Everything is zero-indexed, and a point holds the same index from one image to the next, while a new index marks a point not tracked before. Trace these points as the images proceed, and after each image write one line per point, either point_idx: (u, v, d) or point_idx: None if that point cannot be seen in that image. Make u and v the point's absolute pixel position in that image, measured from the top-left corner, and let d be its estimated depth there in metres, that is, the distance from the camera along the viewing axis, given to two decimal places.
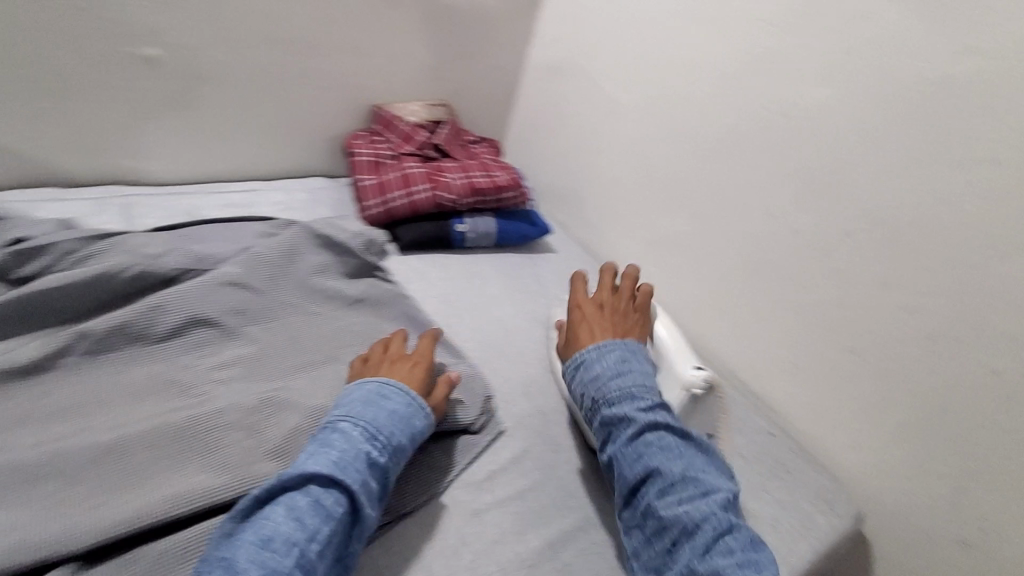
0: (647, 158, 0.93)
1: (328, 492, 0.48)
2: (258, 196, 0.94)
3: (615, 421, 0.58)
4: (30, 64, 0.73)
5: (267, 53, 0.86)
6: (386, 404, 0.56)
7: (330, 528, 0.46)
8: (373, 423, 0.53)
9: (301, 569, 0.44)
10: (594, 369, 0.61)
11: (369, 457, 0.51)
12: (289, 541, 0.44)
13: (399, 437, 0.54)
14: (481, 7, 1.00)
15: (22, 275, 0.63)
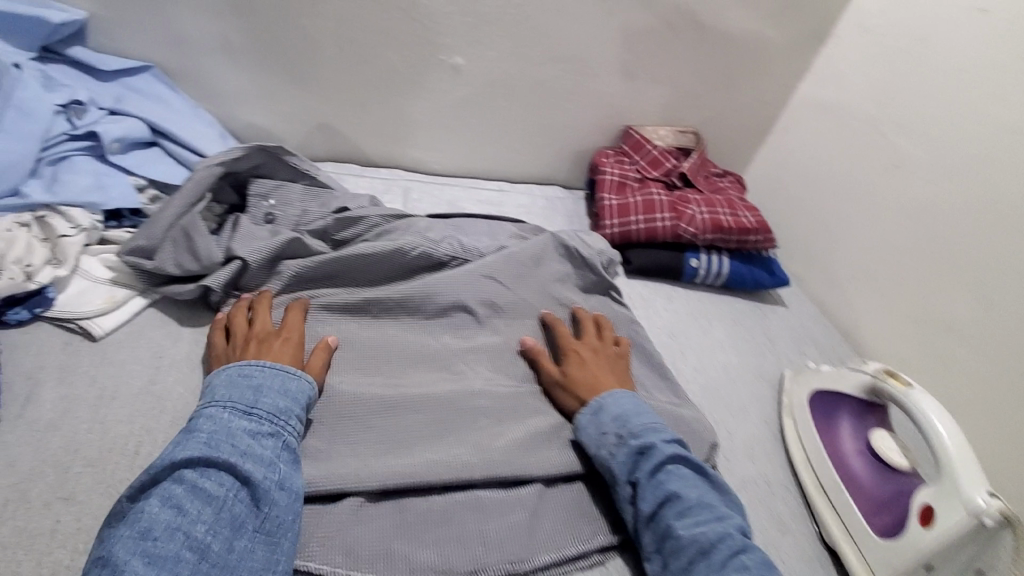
0: (932, 227, 0.81)
1: (204, 475, 0.46)
2: (506, 197, 1.02)
3: (638, 451, 0.56)
4: (367, 64, 0.88)
5: (547, 69, 0.93)
6: (615, 409, 0.60)
7: (212, 506, 0.44)
8: (250, 398, 0.52)
9: (193, 552, 0.42)
10: (618, 402, 0.61)
11: (254, 436, 0.50)
12: (169, 527, 0.42)
13: (288, 411, 0.53)
14: (761, 38, 0.95)
15: (340, 237, 0.75)
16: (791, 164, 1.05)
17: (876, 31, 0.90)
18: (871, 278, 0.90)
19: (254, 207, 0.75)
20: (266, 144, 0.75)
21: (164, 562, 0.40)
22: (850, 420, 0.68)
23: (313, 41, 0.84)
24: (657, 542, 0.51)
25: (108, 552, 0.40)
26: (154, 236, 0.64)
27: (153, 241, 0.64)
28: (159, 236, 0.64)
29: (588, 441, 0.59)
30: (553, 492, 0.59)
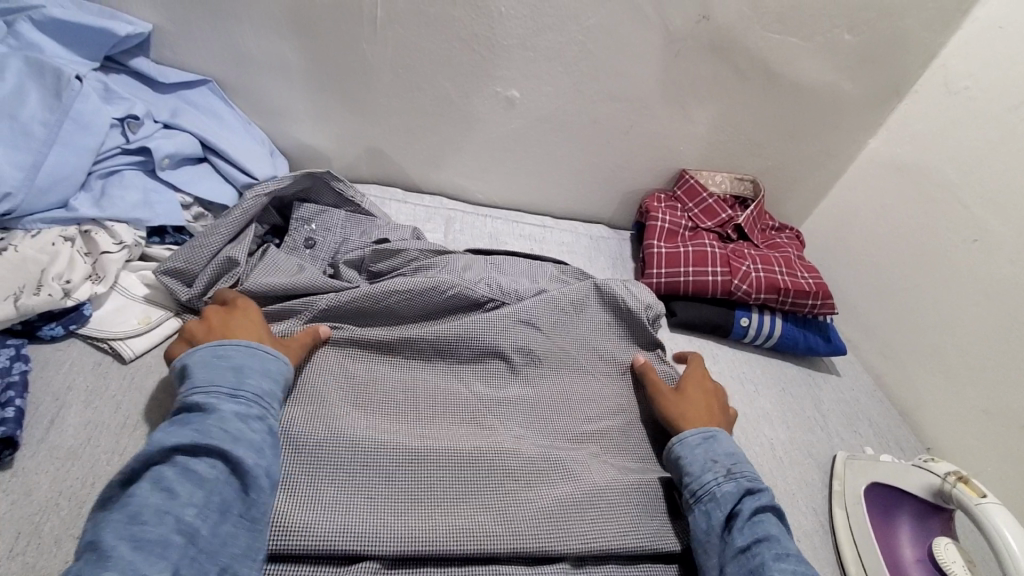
0: (1015, 311, 0.74)
1: (198, 458, 0.44)
2: (549, 233, 0.99)
3: (747, 490, 0.55)
4: (422, 91, 0.87)
5: (604, 107, 0.90)
6: (728, 447, 0.60)
7: (207, 488, 0.43)
8: (233, 380, 0.49)
9: (183, 537, 0.40)
10: (728, 440, 0.61)
11: (246, 417, 0.48)
12: (162, 513, 0.40)
13: (275, 394, 0.51)
14: (834, 90, 0.90)
15: (376, 269, 0.73)
16: (855, 223, 0.99)
17: (964, 93, 0.84)
18: (937, 356, 0.84)
19: (294, 232, 0.75)
20: (312, 169, 0.75)
21: (155, 549, 0.38)
22: (913, 525, 0.62)
23: (370, 65, 0.83)
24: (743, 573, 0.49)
25: (94, 539, 0.38)
26: (196, 260, 0.63)
27: (192, 264, 0.64)
28: (203, 261, 0.64)
29: (693, 462, 0.58)
30: (580, 572, 0.54)
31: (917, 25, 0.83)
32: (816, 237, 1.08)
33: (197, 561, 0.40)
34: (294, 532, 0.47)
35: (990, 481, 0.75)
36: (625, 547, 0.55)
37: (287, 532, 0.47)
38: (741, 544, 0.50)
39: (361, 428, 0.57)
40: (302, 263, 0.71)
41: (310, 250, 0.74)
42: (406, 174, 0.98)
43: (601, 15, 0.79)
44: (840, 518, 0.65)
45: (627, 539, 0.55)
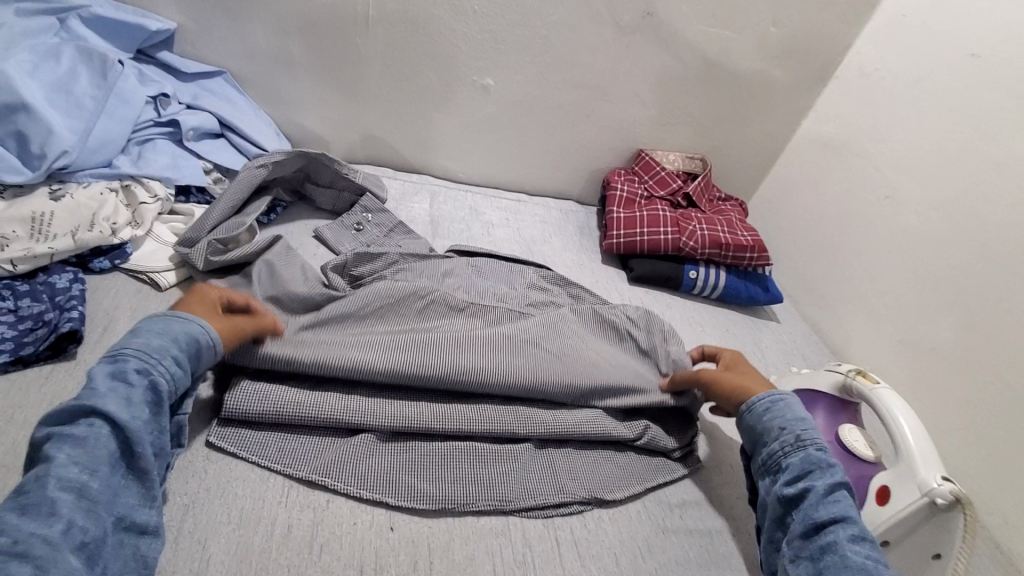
0: (920, 252, 0.86)
1: (80, 421, 0.43)
2: (523, 206, 1.12)
3: (822, 463, 0.53)
4: (409, 80, 1.00)
5: (568, 94, 1.03)
6: (801, 412, 0.58)
7: (97, 451, 0.42)
8: (123, 343, 0.48)
9: (75, 492, 0.40)
10: (800, 406, 0.59)
11: (124, 373, 0.46)
12: (50, 477, 0.40)
13: (165, 347, 0.49)
14: (766, 76, 1.05)
15: (358, 272, 0.77)
16: (791, 194, 1.13)
17: (875, 74, 0.98)
18: (861, 300, 0.96)
19: (352, 213, 0.88)
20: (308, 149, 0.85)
21: (50, 511, 0.39)
22: (823, 417, 0.71)
23: (365, 58, 0.97)
24: (813, 549, 0.48)
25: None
26: (200, 229, 0.72)
27: (199, 232, 0.72)
28: (209, 228, 0.73)
29: (764, 431, 0.58)
30: (541, 451, 0.64)
31: (830, 19, 0.98)
32: (760, 210, 1.22)
33: (94, 512, 0.41)
34: (301, 406, 0.57)
35: (906, 400, 0.87)
36: (579, 433, 0.65)
37: (297, 407, 0.57)
38: (816, 522, 0.49)
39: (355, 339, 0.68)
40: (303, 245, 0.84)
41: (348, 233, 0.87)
42: (395, 156, 1.11)
43: (560, 13, 0.93)
44: None
45: (576, 427, 0.65)
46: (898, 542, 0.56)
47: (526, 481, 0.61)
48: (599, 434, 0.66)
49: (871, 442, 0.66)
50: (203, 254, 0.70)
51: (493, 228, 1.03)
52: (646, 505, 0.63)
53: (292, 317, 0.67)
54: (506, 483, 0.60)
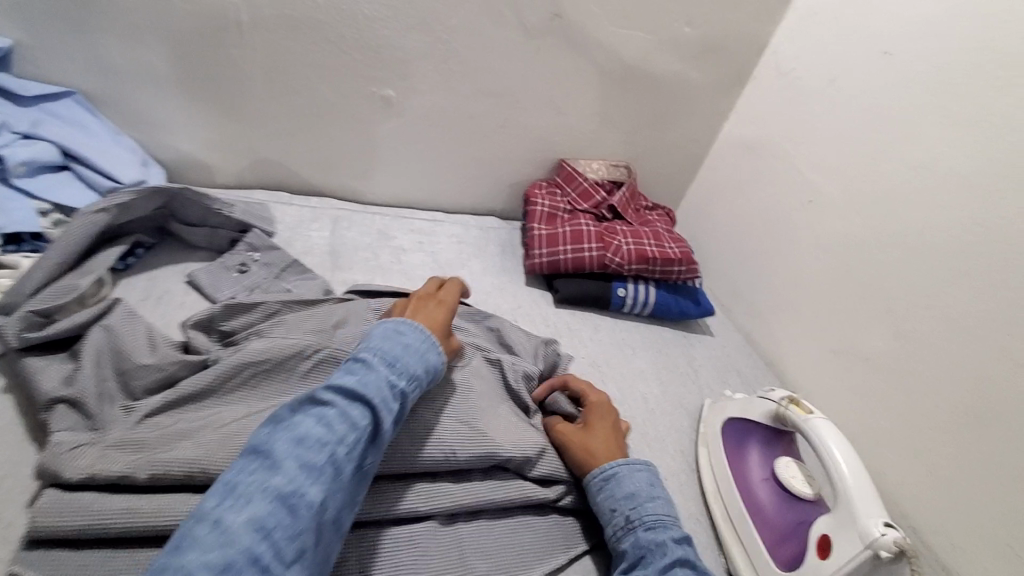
0: (847, 258, 0.83)
1: (351, 405, 0.46)
2: (440, 227, 1.03)
3: (648, 545, 0.52)
4: (297, 94, 0.89)
5: (479, 103, 0.95)
6: (628, 486, 0.57)
7: (356, 439, 0.45)
8: (397, 351, 0.52)
9: (335, 471, 0.43)
10: (633, 476, 0.58)
11: (397, 383, 0.50)
12: (322, 441, 0.42)
13: (417, 371, 0.52)
14: (684, 79, 1.01)
15: (229, 328, 0.66)
16: (718, 199, 1.10)
17: (792, 74, 0.95)
18: (792, 308, 0.92)
19: (235, 254, 0.77)
20: (168, 185, 0.72)
21: (315, 473, 0.41)
22: (759, 449, 0.66)
23: (242, 71, 0.85)
24: None
25: (260, 443, 0.42)
26: (18, 292, 0.59)
27: (17, 297, 0.59)
28: (32, 289, 0.59)
29: (600, 514, 0.57)
30: (450, 527, 0.55)
31: (745, 18, 0.95)
32: (690, 216, 1.18)
33: (335, 497, 0.43)
34: (133, 511, 0.47)
35: (840, 412, 0.83)
36: (492, 500, 0.56)
37: (128, 513, 0.46)
38: None
39: (221, 412, 0.56)
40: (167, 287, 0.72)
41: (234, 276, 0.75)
42: (292, 178, 0.99)
43: (461, 15, 0.85)
44: (703, 454, 0.70)
45: (488, 495, 0.56)
46: None
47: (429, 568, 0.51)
48: (513, 498, 0.58)
49: (809, 476, 0.61)
50: (15, 328, 0.56)
51: (404, 254, 0.93)
52: None
53: (133, 382, 0.57)
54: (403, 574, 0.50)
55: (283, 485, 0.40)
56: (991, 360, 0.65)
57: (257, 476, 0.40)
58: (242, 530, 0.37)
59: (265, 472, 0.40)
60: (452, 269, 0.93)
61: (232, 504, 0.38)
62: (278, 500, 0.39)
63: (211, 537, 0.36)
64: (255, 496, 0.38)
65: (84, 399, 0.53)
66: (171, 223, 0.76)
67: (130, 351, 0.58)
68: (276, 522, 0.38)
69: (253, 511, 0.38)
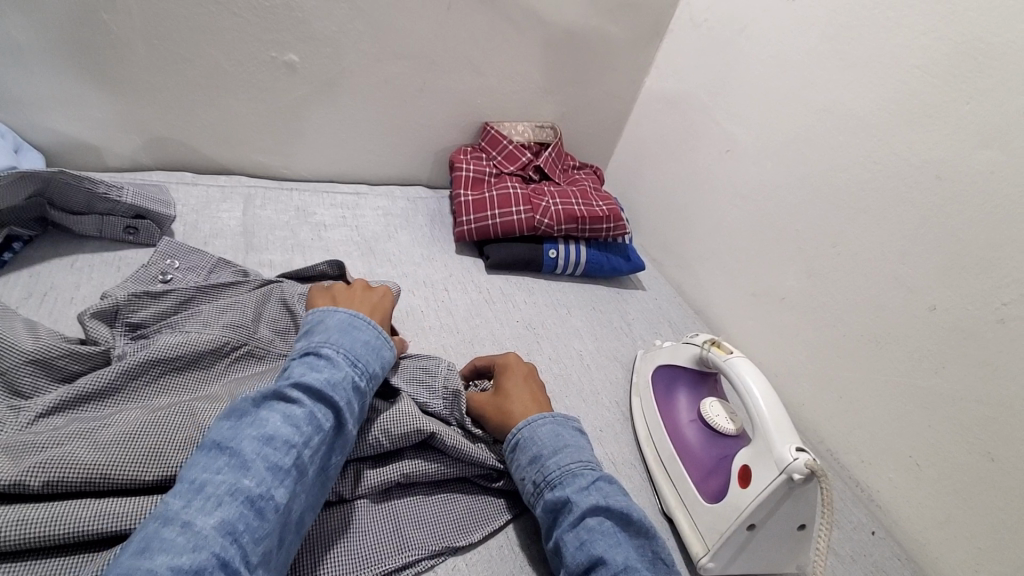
0: (763, 204, 0.86)
1: (317, 405, 0.46)
2: (363, 199, 0.98)
3: (558, 504, 0.51)
4: (188, 62, 0.81)
5: (392, 66, 0.91)
6: (532, 449, 0.55)
7: (320, 440, 0.45)
8: (357, 350, 0.52)
9: (298, 472, 0.43)
10: (529, 432, 0.57)
11: (353, 385, 0.50)
12: (289, 441, 0.43)
13: (377, 368, 0.53)
14: (602, 33, 1.00)
15: (136, 320, 0.61)
16: (643, 155, 1.11)
17: (705, 25, 0.95)
18: (717, 256, 0.95)
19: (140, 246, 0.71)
20: (41, 169, 0.65)
21: (281, 475, 0.42)
22: (687, 392, 0.68)
23: (119, 39, 0.76)
24: None
25: (223, 441, 0.42)
26: None
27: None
28: None
29: (514, 481, 0.56)
30: (382, 505, 0.54)
31: None
32: (619, 174, 1.19)
33: (298, 497, 0.43)
34: (25, 522, 0.42)
35: (763, 352, 0.87)
36: (426, 473, 0.56)
37: (21, 526, 0.41)
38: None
39: (122, 413, 0.52)
40: (53, 283, 0.65)
41: (116, 269, 0.70)
42: (195, 157, 0.91)
43: None
44: (636, 403, 0.72)
45: (420, 467, 0.55)
46: (765, 522, 0.53)
47: (365, 547, 0.50)
48: (452, 468, 0.57)
49: (731, 413, 0.64)
50: None
51: (325, 230, 0.89)
52: (509, 535, 0.57)
53: (21, 377, 0.52)
54: (333, 554, 0.49)
55: (252, 487, 0.40)
56: (890, 289, 0.70)
57: (224, 478, 0.40)
58: (212, 534, 0.37)
59: (233, 471, 0.40)
60: (378, 242, 0.90)
61: (199, 508, 0.38)
62: (248, 502, 0.39)
63: (179, 544, 0.36)
64: (224, 497, 0.39)
65: None
66: (50, 212, 0.69)
67: (15, 345, 0.52)
68: (245, 525, 0.39)
69: (224, 514, 0.38)
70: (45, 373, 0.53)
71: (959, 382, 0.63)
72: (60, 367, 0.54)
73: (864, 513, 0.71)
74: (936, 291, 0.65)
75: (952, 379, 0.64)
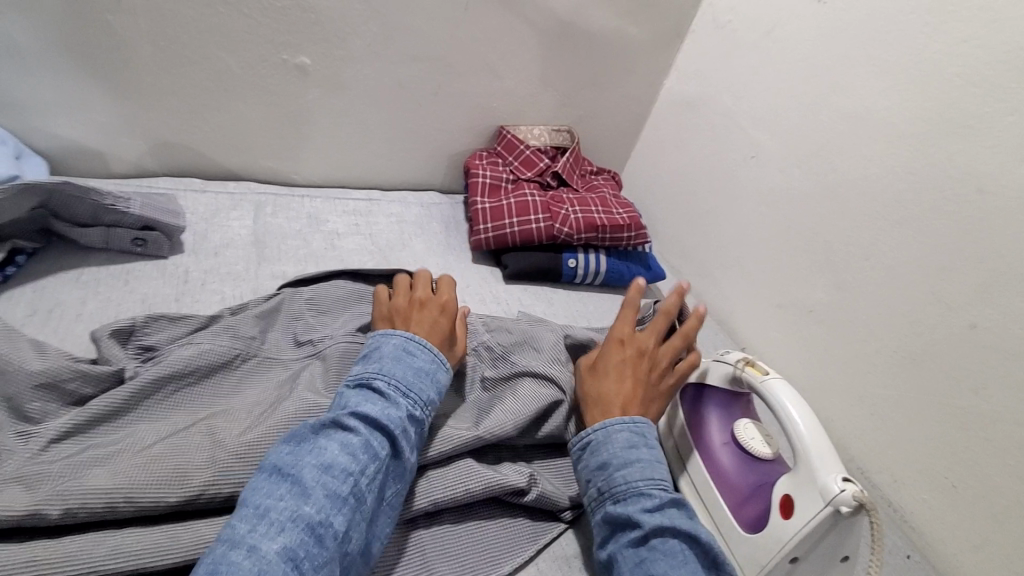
0: (791, 213, 0.83)
1: (373, 433, 0.44)
2: (376, 206, 0.96)
3: (618, 519, 0.50)
4: (197, 66, 0.78)
5: (407, 68, 0.88)
6: (603, 455, 0.54)
7: (376, 469, 0.43)
8: (415, 375, 0.50)
9: (356, 501, 0.41)
10: (609, 443, 0.55)
11: (407, 410, 0.47)
12: (347, 469, 0.41)
13: (432, 393, 0.50)
14: (623, 35, 0.97)
15: (147, 342, 0.59)
16: (662, 160, 1.08)
17: (728, 27, 0.93)
18: (740, 266, 0.93)
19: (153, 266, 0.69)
20: (43, 180, 0.62)
21: (338, 503, 0.40)
22: (716, 412, 0.66)
23: (125, 40, 0.73)
24: None
25: (283, 466, 0.41)
26: None
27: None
28: None
29: (579, 484, 0.56)
30: (406, 536, 0.52)
31: None
32: (636, 179, 1.16)
33: (359, 527, 0.41)
34: (37, 565, 0.39)
35: (789, 365, 0.85)
36: (453, 500, 0.53)
37: (38, 566, 0.39)
38: None
39: (135, 436, 0.49)
40: (60, 299, 0.63)
41: (124, 282, 0.67)
42: (203, 162, 0.88)
43: None
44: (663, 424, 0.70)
45: (447, 494, 0.53)
46: (808, 555, 0.51)
47: None
48: (479, 493, 0.54)
49: (766, 436, 0.62)
50: None
51: (338, 239, 0.86)
52: (539, 566, 0.55)
53: (31, 402, 0.49)
54: None
55: (312, 515, 0.39)
56: (925, 305, 0.67)
57: (286, 504, 0.39)
58: (276, 559, 0.36)
59: (294, 499, 0.39)
60: (392, 251, 0.87)
61: (264, 531, 0.37)
62: (308, 529, 0.38)
63: (244, 567, 0.35)
64: (286, 523, 0.38)
65: None
66: (54, 225, 0.66)
67: (22, 367, 0.49)
68: (306, 552, 0.37)
69: (286, 539, 0.37)
70: (55, 397, 0.51)
71: (999, 404, 0.61)
72: (71, 390, 0.51)
73: (897, 535, 0.69)
74: (976, 308, 0.63)
75: (991, 400, 0.62)
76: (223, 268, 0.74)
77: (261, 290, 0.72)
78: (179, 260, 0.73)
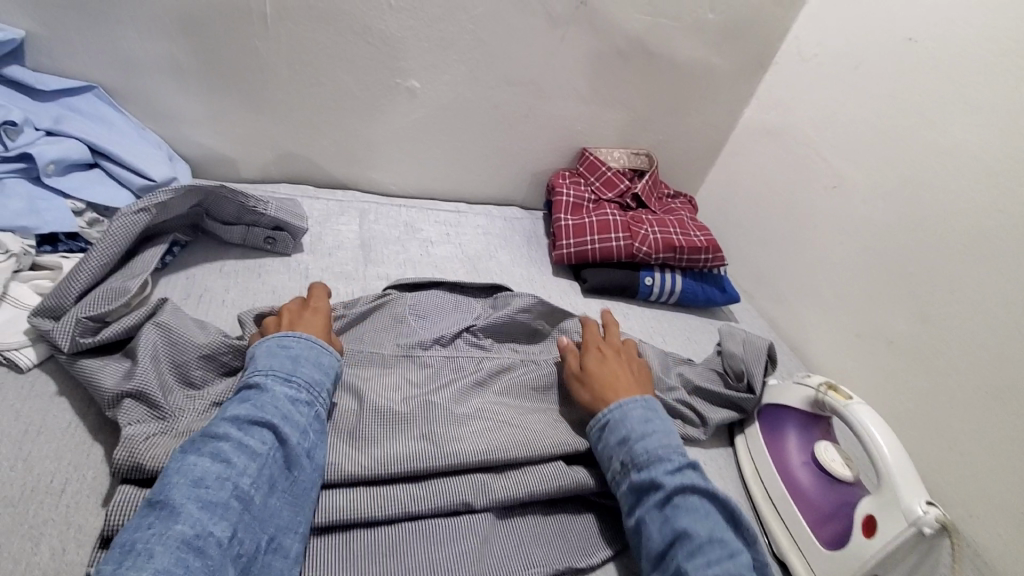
0: (872, 244, 0.84)
1: (248, 436, 0.47)
2: (464, 218, 1.03)
3: (643, 484, 0.53)
4: (323, 86, 0.88)
5: (503, 92, 0.95)
6: (621, 430, 0.58)
7: (257, 468, 0.46)
8: (289, 367, 0.54)
9: (241, 503, 0.44)
10: (622, 419, 0.59)
11: (281, 406, 0.50)
12: (220, 477, 0.44)
13: (308, 385, 0.54)
14: (708, 66, 1.01)
15: None
16: (738, 186, 1.11)
17: (813, 60, 0.95)
18: (816, 294, 0.94)
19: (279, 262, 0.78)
20: (205, 184, 0.72)
21: (218, 510, 0.42)
22: (796, 432, 0.68)
23: (266, 63, 0.83)
24: None
25: (155, 495, 0.42)
26: (65, 296, 0.57)
27: (65, 300, 0.57)
28: (74, 295, 0.58)
29: (599, 459, 0.59)
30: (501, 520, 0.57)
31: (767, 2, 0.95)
32: (710, 203, 1.19)
33: (252, 526, 0.43)
34: None
35: (865, 394, 0.85)
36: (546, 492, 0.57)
37: None
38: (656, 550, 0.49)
39: None
40: (207, 286, 0.72)
41: (256, 275, 0.76)
42: (316, 172, 0.98)
43: (487, 4, 0.85)
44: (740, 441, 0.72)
45: (542, 487, 0.57)
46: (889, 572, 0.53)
47: (491, 559, 0.53)
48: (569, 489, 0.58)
49: (846, 459, 0.64)
50: (69, 333, 0.54)
51: (432, 246, 0.93)
52: (619, 562, 0.58)
53: (195, 371, 0.57)
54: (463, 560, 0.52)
55: (186, 530, 0.40)
56: (1012, 342, 0.67)
57: (155, 530, 0.39)
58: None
59: (165, 521, 0.40)
60: (480, 260, 0.94)
61: (133, 564, 0.37)
62: (184, 544, 0.39)
63: None
64: (161, 543, 0.39)
65: (149, 391, 0.51)
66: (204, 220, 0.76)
67: (190, 340, 0.58)
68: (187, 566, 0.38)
69: (161, 562, 0.38)
70: (212, 368, 0.58)
71: None
72: (225, 362, 0.59)
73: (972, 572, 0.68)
74: None
75: None
76: (337, 267, 0.82)
77: (370, 289, 0.80)
78: (299, 258, 0.81)
